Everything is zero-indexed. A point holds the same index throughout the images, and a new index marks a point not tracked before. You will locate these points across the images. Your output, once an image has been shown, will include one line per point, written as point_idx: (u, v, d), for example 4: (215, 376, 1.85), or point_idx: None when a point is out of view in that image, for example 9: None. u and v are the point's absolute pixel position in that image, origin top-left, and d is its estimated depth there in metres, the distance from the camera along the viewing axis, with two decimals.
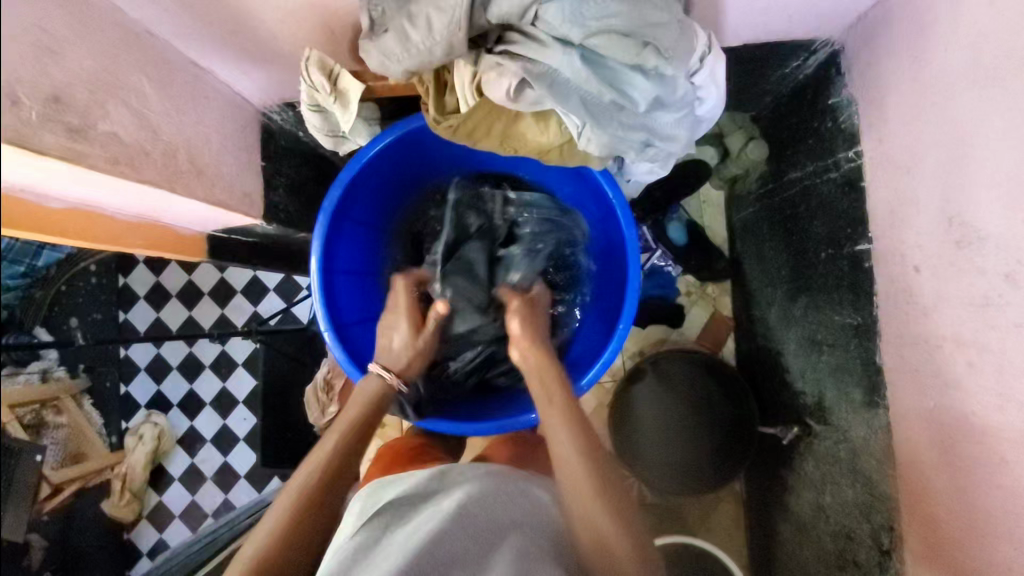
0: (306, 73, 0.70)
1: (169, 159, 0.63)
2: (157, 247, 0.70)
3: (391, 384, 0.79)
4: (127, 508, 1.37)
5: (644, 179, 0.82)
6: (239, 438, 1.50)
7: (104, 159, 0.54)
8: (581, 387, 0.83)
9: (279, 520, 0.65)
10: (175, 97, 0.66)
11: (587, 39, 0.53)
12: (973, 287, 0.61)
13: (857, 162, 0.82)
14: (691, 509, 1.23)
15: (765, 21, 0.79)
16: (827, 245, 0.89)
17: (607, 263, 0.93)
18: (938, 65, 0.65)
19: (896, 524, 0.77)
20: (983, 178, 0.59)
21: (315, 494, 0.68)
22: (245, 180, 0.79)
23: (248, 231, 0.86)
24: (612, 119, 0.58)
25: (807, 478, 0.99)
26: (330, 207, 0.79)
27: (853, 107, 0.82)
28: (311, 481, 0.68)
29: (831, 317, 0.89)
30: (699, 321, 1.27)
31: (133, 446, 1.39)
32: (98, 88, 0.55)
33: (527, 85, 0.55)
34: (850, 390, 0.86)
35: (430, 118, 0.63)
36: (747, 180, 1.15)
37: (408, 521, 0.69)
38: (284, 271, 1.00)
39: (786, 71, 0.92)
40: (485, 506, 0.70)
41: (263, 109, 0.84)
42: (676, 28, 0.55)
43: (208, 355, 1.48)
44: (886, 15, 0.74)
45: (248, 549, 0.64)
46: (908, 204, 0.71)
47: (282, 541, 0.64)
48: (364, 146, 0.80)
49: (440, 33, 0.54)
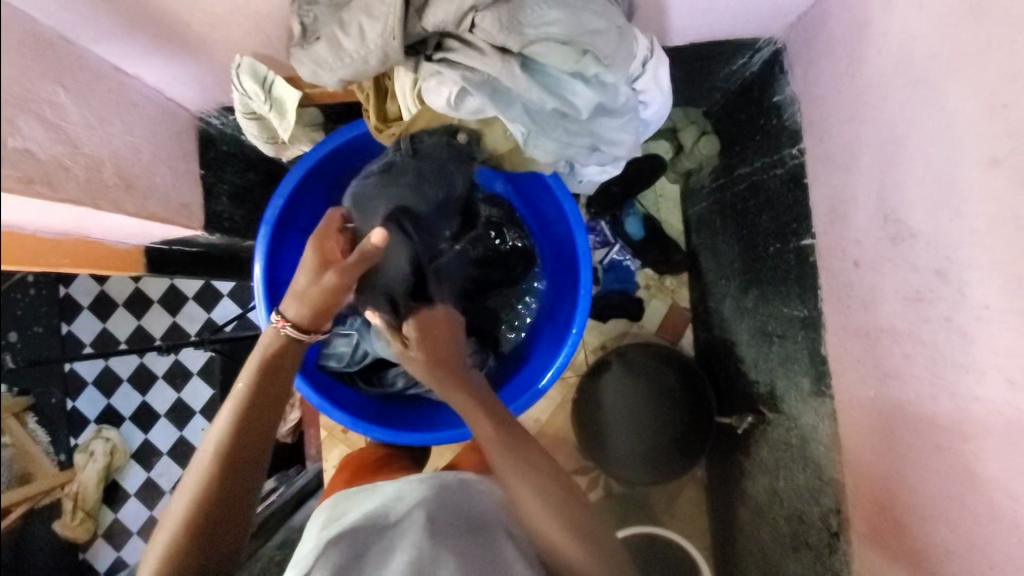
0: (237, 81, 0.67)
1: (93, 174, 0.60)
2: (84, 263, 0.67)
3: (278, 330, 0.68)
4: (81, 527, 1.31)
5: (596, 179, 0.81)
6: (198, 448, 1.41)
7: (16, 179, 0.51)
8: (540, 390, 0.84)
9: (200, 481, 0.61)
10: (98, 108, 0.63)
11: (527, 48, 0.52)
12: (907, 281, 0.63)
13: (800, 159, 0.83)
14: (657, 498, 1.25)
15: (709, 21, 0.80)
16: (775, 239, 0.91)
17: (558, 265, 0.93)
18: (872, 67, 0.67)
19: (842, 507, 0.80)
20: (914, 179, 0.61)
21: (217, 473, 0.61)
22: (183, 190, 0.75)
23: (190, 242, 0.83)
24: (556, 126, 0.58)
25: (762, 464, 1.02)
26: (272, 219, 0.77)
27: (794, 105, 0.84)
28: (218, 450, 0.62)
29: (781, 309, 0.92)
30: (658, 313, 1.29)
31: (85, 464, 1.31)
32: (8, 102, 0.51)
33: (468, 94, 0.54)
34: (799, 379, 0.89)
35: (373, 125, 0.62)
36: (700, 174, 1.17)
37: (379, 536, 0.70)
38: (231, 278, 0.97)
39: (732, 68, 0.93)
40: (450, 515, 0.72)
41: (200, 114, 0.81)
42: (616, 35, 0.54)
43: (160, 366, 1.41)
44: (823, 16, 0.75)
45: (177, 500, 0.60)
46: (847, 201, 0.73)
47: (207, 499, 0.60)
48: (306, 154, 0.77)
49: (374, 42, 0.53)
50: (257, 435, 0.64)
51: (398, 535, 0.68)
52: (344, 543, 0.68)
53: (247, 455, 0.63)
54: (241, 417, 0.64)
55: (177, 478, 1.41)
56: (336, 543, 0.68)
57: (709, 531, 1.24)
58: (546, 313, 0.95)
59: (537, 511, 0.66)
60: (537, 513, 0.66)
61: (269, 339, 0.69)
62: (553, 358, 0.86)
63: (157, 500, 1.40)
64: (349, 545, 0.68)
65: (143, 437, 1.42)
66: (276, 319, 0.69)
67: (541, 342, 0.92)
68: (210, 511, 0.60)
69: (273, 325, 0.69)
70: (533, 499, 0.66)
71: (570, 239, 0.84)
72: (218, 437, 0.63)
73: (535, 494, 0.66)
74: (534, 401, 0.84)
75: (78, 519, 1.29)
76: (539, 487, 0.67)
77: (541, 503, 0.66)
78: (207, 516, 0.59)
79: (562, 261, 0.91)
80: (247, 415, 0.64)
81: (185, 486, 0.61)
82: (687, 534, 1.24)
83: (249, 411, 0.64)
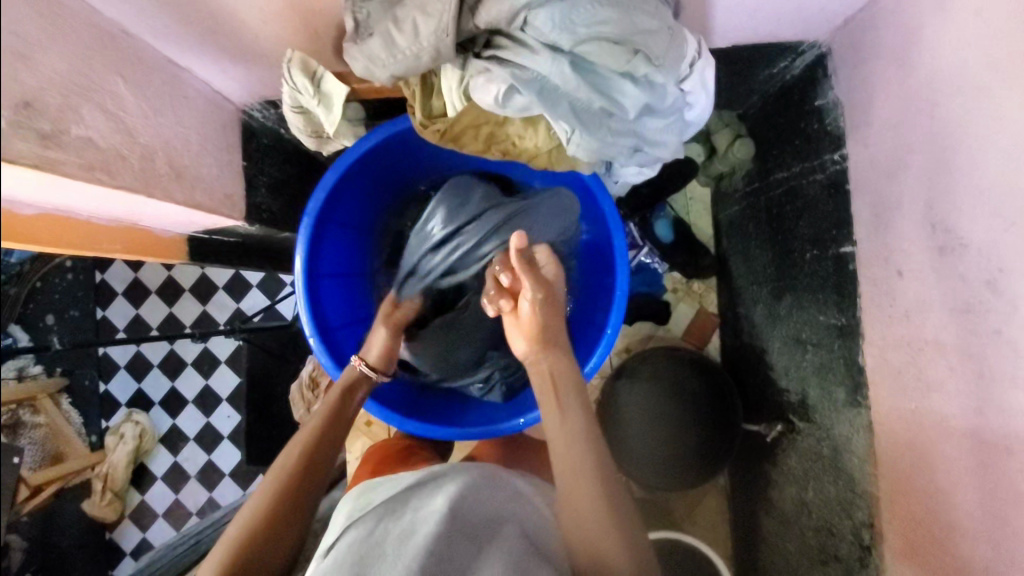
0: (288, 75, 0.67)
1: (147, 163, 0.62)
2: (134, 251, 0.69)
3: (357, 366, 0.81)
4: (109, 507, 1.34)
5: (633, 180, 0.80)
6: (224, 435, 1.44)
7: (78, 165, 0.53)
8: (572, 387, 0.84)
9: (267, 496, 0.64)
10: (151, 98, 0.64)
11: (577, 46, 0.53)
12: (955, 292, 0.62)
13: (842, 165, 0.82)
14: (678, 504, 1.24)
15: (753, 22, 0.79)
16: (812, 245, 0.90)
17: (595, 265, 0.92)
18: (924, 72, 0.66)
19: (876, 521, 0.79)
20: (966, 188, 0.60)
21: (282, 497, 0.64)
22: (226, 181, 0.77)
23: (229, 231, 0.84)
24: (601, 125, 0.58)
25: (790, 473, 1.01)
26: (314, 211, 0.78)
27: (838, 110, 0.83)
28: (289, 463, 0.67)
29: (816, 317, 0.90)
30: (685, 317, 1.28)
31: (114, 446, 1.35)
32: (71, 91, 0.53)
33: (516, 91, 0.54)
34: (833, 389, 0.87)
35: (416, 121, 0.62)
36: (733, 177, 1.15)
37: (399, 514, 0.70)
38: (267, 269, 0.99)
39: (773, 71, 0.92)
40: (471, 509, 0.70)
41: (244, 107, 0.82)
42: (666, 36, 0.55)
43: (190, 353, 1.44)
44: (872, 20, 0.74)
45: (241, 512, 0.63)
46: (892, 209, 0.71)
47: (271, 510, 0.63)
48: (349, 148, 0.79)
49: (427, 39, 0.53)
50: (320, 467, 0.69)
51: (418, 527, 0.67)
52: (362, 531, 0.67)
53: (309, 483, 0.67)
54: (309, 449, 0.69)
55: (203, 464, 1.44)
56: (354, 531, 0.67)
57: (730, 539, 1.22)
58: (578, 316, 0.95)
59: (568, 502, 0.64)
60: (580, 497, 0.63)
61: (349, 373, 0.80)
62: (587, 357, 0.85)
63: (183, 484, 1.43)
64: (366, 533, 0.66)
65: (170, 420, 1.44)
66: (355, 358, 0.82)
67: (572, 344, 0.93)
68: (270, 531, 0.62)
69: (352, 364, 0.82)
70: (585, 481, 0.64)
71: (607, 238, 0.84)
72: (287, 463, 0.67)
73: (587, 475, 0.64)
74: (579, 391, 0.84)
75: (107, 499, 1.33)
76: (596, 471, 0.65)
77: (591, 488, 0.63)
78: (266, 527, 0.62)
79: (597, 264, 0.91)
80: (314, 451, 0.70)
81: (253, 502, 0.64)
82: (708, 541, 1.23)
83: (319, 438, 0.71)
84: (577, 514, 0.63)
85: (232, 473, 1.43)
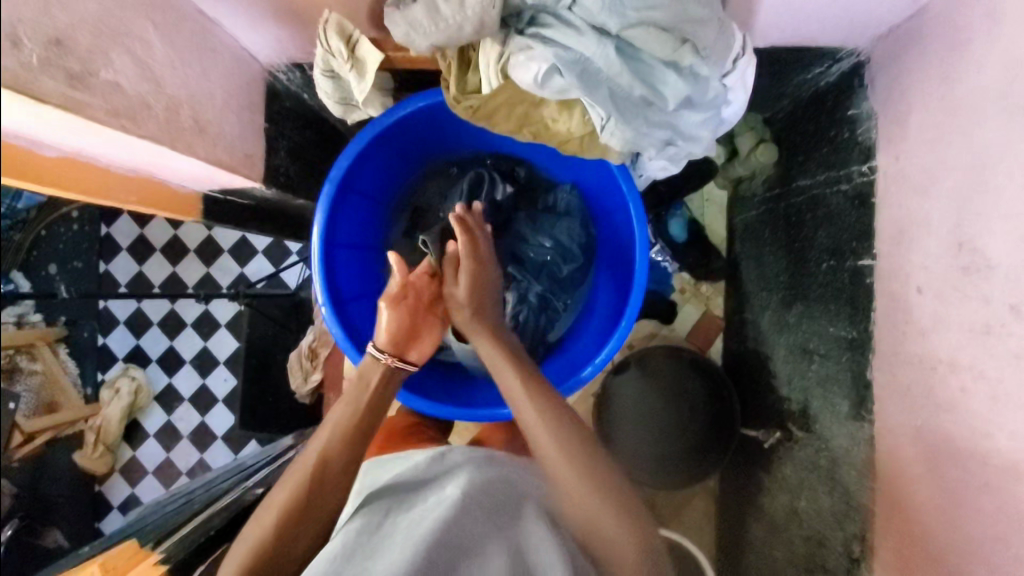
0: (323, 36, 0.66)
1: (172, 114, 0.61)
2: (148, 202, 0.66)
3: (387, 366, 0.80)
4: (100, 460, 1.33)
5: (657, 175, 0.79)
6: (217, 399, 1.42)
7: (104, 110, 0.52)
8: (575, 383, 0.83)
9: (284, 499, 0.67)
10: (180, 49, 0.63)
11: (625, 30, 0.53)
12: (976, 313, 0.61)
13: (870, 177, 0.81)
14: (666, 502, 1.25)
15: (796, 23, 0.78)
16: (829, 256, 0.90)
17: (614, 263, 0.91)
18: (967, 90, 0.65)
19: (869, 535, 0.79)
20: (998, 209, 0.59)
21: (299, 502, 0.67)
22: (247, 141, 0.76)
23: (245, 194, 0.82)
24: (638, 114, 0.58)
25: (783, 481, 1.01)
26: (336, 178, 0.78)
27: (871, 120, 0.82)
28: (309, 465, 0.69)
29: (826, 328, 0.90)
30: (690, 318, 1.28)
31: (110, 400, 1.33)
32: (100, 34, 0.52)
33: (557, 72, 0.54)
34: (837, 402, 0.87)
35: (450, 96, 0.61)
36: (752, 182, 1.14)
37: (411, 507, 0.72)
38: (278, 236, 0.97)
39: (807, 76, 0.91)
40: (475, 503, 0.70)
41: (269, 68, 0.80)
42: (716, 27, 0.55)
43: (190, 313, 1.41)
44: (919, 32, 0.73)
45: (263, 516, 0.66)
46: (919, 224, 0.71)
47: (287, 516, 0.66)
48: (376, 118, 0.77)
49: (472, 9, 0.53)
50: (336, 478, 0.70)
51: (428, 516, 0.67)
52: (370, 523, 0.68)
53: (324, 492, 0.69)
54: (326, 454, 0.71)
55: (196, 425, 1.41)
56: (364, 520, 0.69)
57: (715, 541, 1.23)
58: (593, 308, 0.95)
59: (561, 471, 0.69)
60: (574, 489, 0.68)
61: (376, 373, 0.79)
62: (595, 354, 0.84)
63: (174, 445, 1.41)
64: (374, 529, 0.67)
65: (168, 381, 1.41)
66: (383, 355, 0.80)
67: (585, 333, 0.93)
68: (278, 543, 0.65)
69: (379, 360, 0.80)
70: (558, 450, 0.70)
71: (630, 229, 0.82)
72: (299, 474, 0.69)
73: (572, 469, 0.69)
74: (569, 394, 0.83)
75: (98, 452, 1.32)
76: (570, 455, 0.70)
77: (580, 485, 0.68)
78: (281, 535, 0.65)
79: (613, 260, 0.91)
80: (331, 463, 0.71)
81: (274, 501, 0.68)
82: (692, 540, 1.24)
83: (343, 433, 0.73)
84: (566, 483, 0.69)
85: (224, 437, 1.40)
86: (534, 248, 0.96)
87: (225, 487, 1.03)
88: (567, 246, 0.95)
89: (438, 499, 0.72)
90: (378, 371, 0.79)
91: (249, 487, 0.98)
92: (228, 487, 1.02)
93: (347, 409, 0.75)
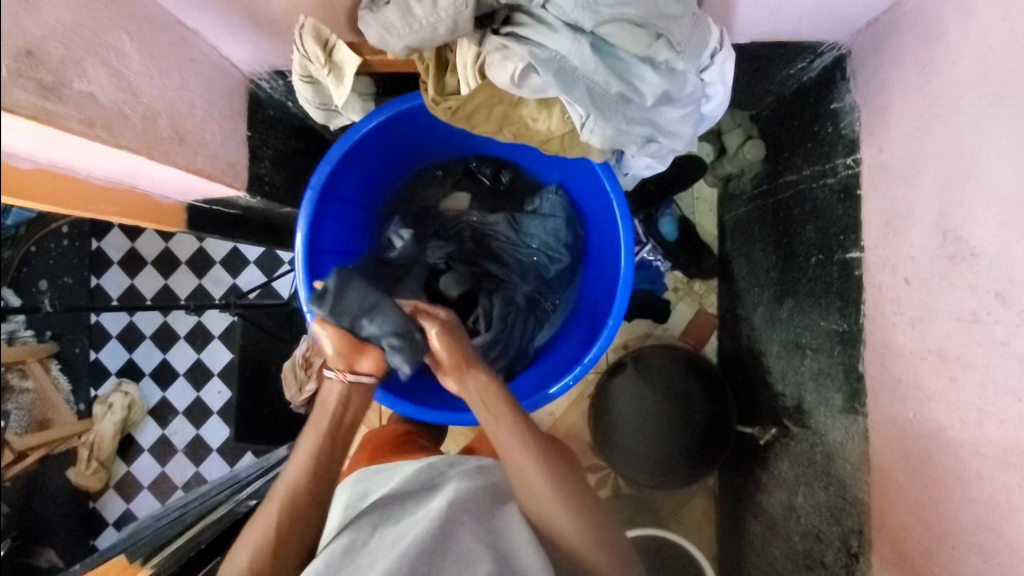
0: (299, 42, 0.66)
1: (149, 123, 0.61)
2: (132, 214, 0.66)
3: (342, 378, 0.77)
4: (93, 477, 1.29)
5: (642, 173, 0.79)
6: (213, 411, 1.41)
7: (78, 120, 0.52)
8: (553, 394, 0.82)
9: (258, 535, 0.69)
10: (156, 58, 0.63)
11: (599, 27, 0.53)
12: (963, 302, 0.61)
13: (854, 170, 0.81)
14: (665, 503, 1.24)
15: (776, 19, 0.78)
16: (818, 250, 0.89)
17: (601, 259, 0.90)
18: (945, 80, 0.65)
19: (866, 529, 0.79)
20: (980, 198, 0.59)
21: (276, 539, 0.69)
22: (230, 150, 0.75)
23: (229, 203, 0.81)
24: (616, 111, 0.58)
25: (779, 478, 1.01)
26: (318, 185, 0.78)
27: (854, 114, 0.82)
28: (285, 501, 0.71)
29: (817, 322, 0.90)
30: (683, 317, 1.28)
31: (102, 415, 1.29)
32: (72, 43, 0.52)
33: (532, 71, 0.54)
34: (830, 396, 0.87)
35: (428, 97, 0.61)
36: (741, 179, 1.15)
37: (397, 520, 0.72)
38: (267, 244, 0.97)
39: (792, 70, 0.90)
40: (459, 515, 0.70)
41: (251, 76, 0.80)
42: (690, 22, 0.55)
43: (183, 326, 1.40)
44: (896, 24, 0.73)
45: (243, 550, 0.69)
46: (903, 215, 0.71)
47: (264, 553, 0.68)
48: (357, 122, 0.77)
49: (445, 9, 0.53)
50: (308, 508, 0.72)
51: (409, 531, 0.68)
52: (356, 541, 0.68)
53: (298, 520, 0.71)
54: (296, 490, 0.72)
55: (190, 438, 1.41)
56: (352, 537, 0.69)
57: (713, 541, 1.23)
58: (582, 308, 0.94)
59: (545, 507, 0.71)
60: (550, 510, 0.71)
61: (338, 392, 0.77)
62: (583, 355, 0.83)
63: (169, 458, 1.40)
64: (359, 547, 0.67)
65: (161, 394, 1.41)
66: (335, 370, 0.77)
67: (573, 334, 0.92)
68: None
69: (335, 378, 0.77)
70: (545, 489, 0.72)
71: (616, 229, 0.82)
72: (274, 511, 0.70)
73: (556, 497, 0.71)
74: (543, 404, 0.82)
75: (91, 469, 1.28)
76: (554, 486, 0.72)
77: (562, 513, 0.71)
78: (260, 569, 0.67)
79: (601, 258, 0.90)
80: (302, 493, 0.72)
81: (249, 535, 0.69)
82: (692, 539, 1.23)
83: (314, 463, 0.73)
84: (548, 513, 0.71)
85: (219, 449, 1.39)
86: (522, 251, 0.96)
87: (220, 499, 1.01)
88: (553, 247, 0.95)
89: (422, 511, 0.72)
90: (337, 391, 0.78)
91: (242, 500, 0.98)
92: (221, 500, 1.00)
93: (317, 435, 0.75)
